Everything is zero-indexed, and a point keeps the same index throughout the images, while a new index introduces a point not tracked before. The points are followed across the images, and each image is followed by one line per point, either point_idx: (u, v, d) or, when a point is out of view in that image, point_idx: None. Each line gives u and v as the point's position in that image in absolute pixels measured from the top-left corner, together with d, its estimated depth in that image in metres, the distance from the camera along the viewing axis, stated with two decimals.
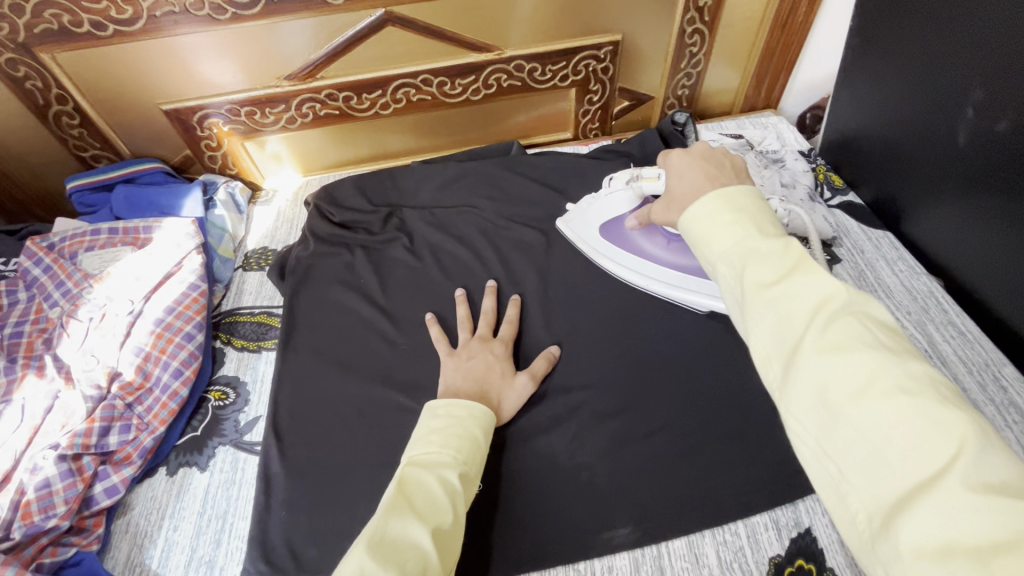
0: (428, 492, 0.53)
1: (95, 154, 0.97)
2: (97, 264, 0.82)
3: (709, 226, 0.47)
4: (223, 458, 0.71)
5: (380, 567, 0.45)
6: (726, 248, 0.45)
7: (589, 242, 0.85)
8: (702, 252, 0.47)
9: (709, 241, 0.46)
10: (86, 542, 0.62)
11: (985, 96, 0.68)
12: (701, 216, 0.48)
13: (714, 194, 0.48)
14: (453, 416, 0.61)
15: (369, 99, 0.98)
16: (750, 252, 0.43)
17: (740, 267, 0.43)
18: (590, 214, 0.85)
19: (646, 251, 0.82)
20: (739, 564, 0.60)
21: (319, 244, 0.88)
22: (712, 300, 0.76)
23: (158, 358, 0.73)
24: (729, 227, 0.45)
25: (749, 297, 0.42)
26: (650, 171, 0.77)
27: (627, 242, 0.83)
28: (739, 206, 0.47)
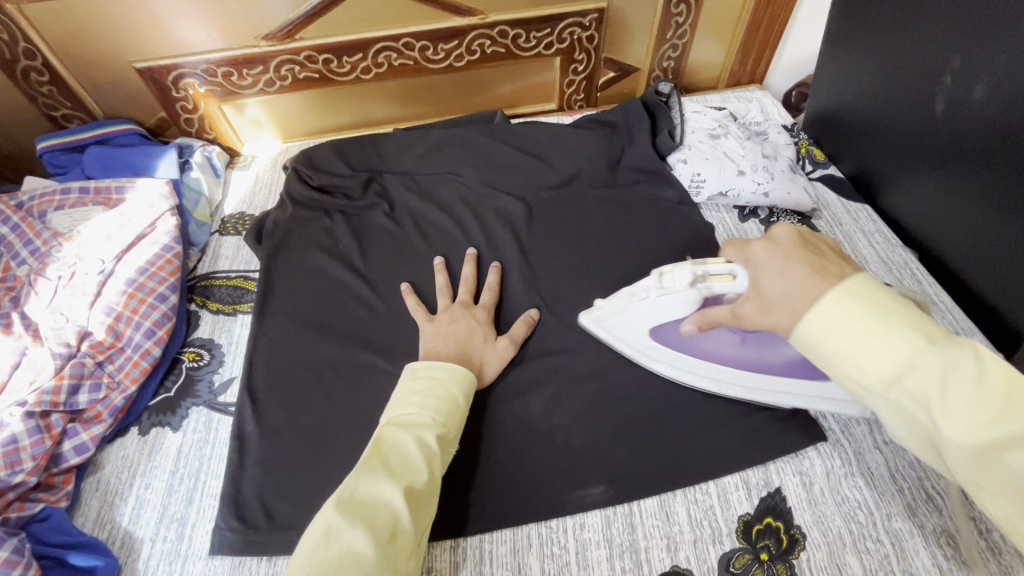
0: (403, 450, 0.54)
1: (66, 114, 0.95)
2: (66, 223, 0.80)
3: (851, 341, 0.42)
4: (196, 418, 0.70)
5: (348, 524, 0.47)
6: (891, 371, 0.41)
7: (636, 346, 0.69)
8: (850, 372, 0.43)
9: (859, 363, 0.42)
10: (55, 498, 0.61)
11: (963, 64, 0.69)
12: (834, 327, 0.43)
13: (836, 293, 0.44)
14: (434, 377, 0.61)
15: (350, 62, 0.96)
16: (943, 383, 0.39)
17: (932, 402, 0.39)
18: (632, 316, 0.67)
19: (715, 355, 0.66)
20: (708, 522, 0.61)
21: (297, 208, 0.87)
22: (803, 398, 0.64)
23: (130, 319, 0.72)
24: (881, 340, 0.41)
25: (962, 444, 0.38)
26: (717, 265, 0.57)
27: (685, 346, 0.67)
28: (883, 312, 0.42)
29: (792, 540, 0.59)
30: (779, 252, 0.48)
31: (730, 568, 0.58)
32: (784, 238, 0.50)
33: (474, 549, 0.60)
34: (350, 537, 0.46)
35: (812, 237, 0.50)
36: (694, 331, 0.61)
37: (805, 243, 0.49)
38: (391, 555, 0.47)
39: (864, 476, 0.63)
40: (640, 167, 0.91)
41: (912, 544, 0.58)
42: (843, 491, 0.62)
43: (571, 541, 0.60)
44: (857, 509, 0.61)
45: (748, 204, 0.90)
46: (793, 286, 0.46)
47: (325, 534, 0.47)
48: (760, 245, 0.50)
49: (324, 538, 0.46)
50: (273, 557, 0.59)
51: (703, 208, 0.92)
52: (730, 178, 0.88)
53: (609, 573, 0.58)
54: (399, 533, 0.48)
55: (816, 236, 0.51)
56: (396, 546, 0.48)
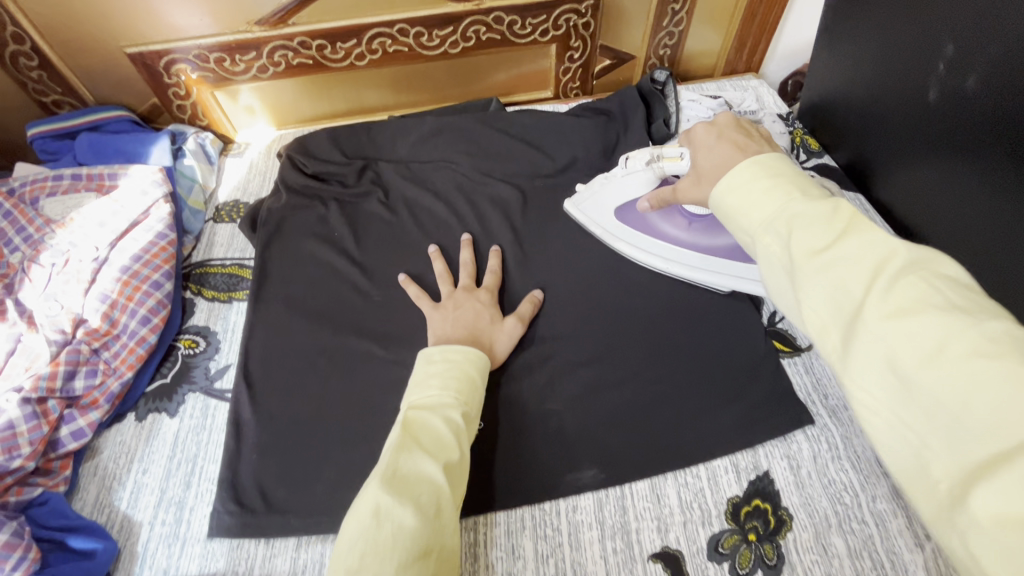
0: (434, 431, 0.54)
1: (57, 100, 0.94)
2: (59, 209, 0.80)
3: (746, 195, 0.48)
4: (192, 404, 0.70)
5: (397, 502, 0.47)
6: (767, 215, 0.46)
7: (601, 225, 0.81)
8: (740, 221, 0.48)
9: (746, 211, 0.48)
10: (53, 483, 0.62)
11: (955, 51, 0.69)
12: (736, 186, 0.49)
13: (747, 162, 0.49)
14: (449, 360, 0.62)
15: (344, 48, 0.95)
16: (795, 219, 0.44)
17: (785, 235, 0.44)
18: (604, 197, 0.81)
19: (666, 232, 0.79)
20: (698, 504, 0.62)
21: (292, 196, 0.87)
22: (734, 279, 0.75)
23: (125, 306, 0.72)
24: (766, 192, 0.47)
25: (797, 263, 0.42)
26: (671, 150, 0.71)
27: (643, 224, 0.80)
28: (775, 172, 0.48)
29: (779, 521, 0.60)
30: (717, 134, 0.58)
31: (720, 548, 0.59)
32: (724, 124, 0.59)
33: (468, 531, 0.61)
34: (400, 514, 0.46)
35: (751, 128, 0.59)
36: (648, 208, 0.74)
37: (738, 129, 0.58)
38: (438, 529, 0.48)
39: (850, 459, 0.64)
40: None
41: (896, 525, 0.59)
42: (830, 474, 0.63)
43: (564, 523, 0.61)
44: (843, 491, 0.62)
45: None
46: (721, 155, 0.54)
47: (374, 514, 0.46)
48: (703, 129, 0.60)
49: (374, 518, 0.46)
50: (270, 539, 0.60)
51: None
52: None
53: (601, 553, 0.59)
54: (443, 509, 0.49)
55: (755, 128, 0.59)
56: (442, 521, 0.48)
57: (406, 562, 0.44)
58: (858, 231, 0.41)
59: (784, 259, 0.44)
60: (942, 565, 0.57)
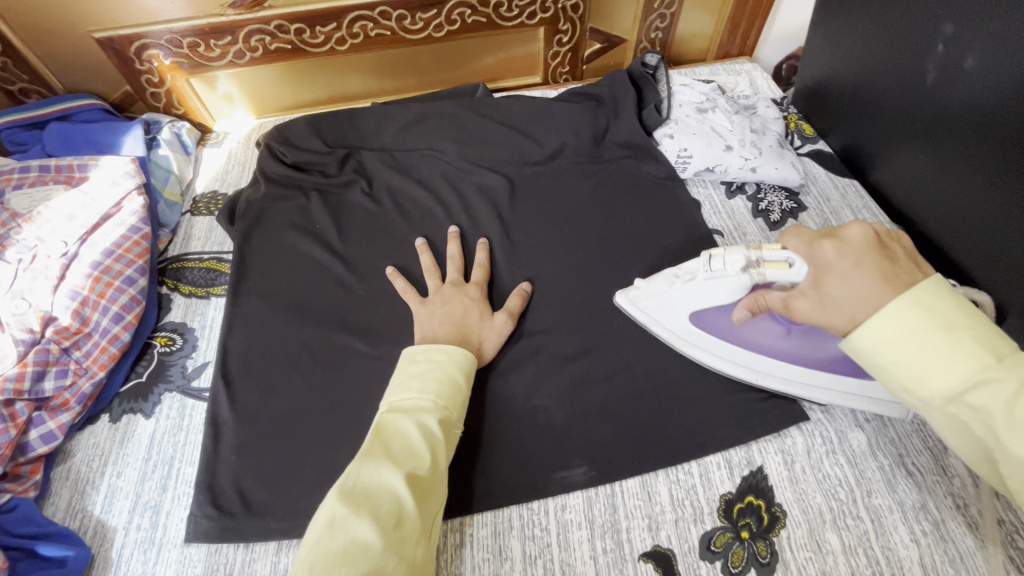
0: (404, 437, 0.52)
1: (23, 88, 0.90)
2: (26, 203, 0.76)
3: (914, 353, 0.44)
4: (169, 404, 0.68)
5: (353, 513, 0.46)
6: (954, 384, 0.42)
7: (671, 328, 0.66)
8: (910, 383, 0.44)
9: (922, 377, 0.44)
10: (22, 488, 0.59)
11: (954, 31, 0.66)
12: (897, 340, 0.44)
13: (902, 307, 0.44)
14: (433, 360, 0.60)
15: (323, 32, 0.91)
16: (1001, 396, 0.41)
17: (989, 414, 0.41)
18: (676, 297, 0.64)
19: (755, 342, 0.63)
20: (690, 501, 0.61)
21: (272, 186, 0.84)
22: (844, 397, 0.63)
23: (97, 303, 0.69)
24: (950, 355, 0.43)
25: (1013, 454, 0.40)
26: (773, 251, 0.54)
27: (725, 332, 0.64)
28: (947, 322, 0.43)
29: (772, 518, 0.59)
30: (850, 257, 0.48)
31: (712, 546, 0.58)
32: (857, 243, 0.48)
33: (454, 532, 0.59)
34: (354, 526, 0.45)
35: (887, 239, 0.49)
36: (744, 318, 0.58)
37: (878, 249, 0.48)
38: (398, 541, 0.46)
39: (846, 453, 0.63)
40: (626, 142, 0.89)
41: (891, 520, 0.58)
42: (824, 469, 0.62)
43: (553, 522, 0.60)
44: (838, 486, 0.61)
45: (735, 180, 0.88)
46: (859, 292, 0.46)
47: (329, 524, 0.45)
48: (831, 245, 0.49)
49: (328, 529, 0.45)
50: (250, 543, 0.58)
51: (689, 184, 0.89)
52: (717, 153, 0.86)
53: (590, 553, 0.58)
54: (404, 519, 0.47)
55: (890, 237, 0.49)
56: (402, 532, 0.46)
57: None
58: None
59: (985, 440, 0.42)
60: (938, 561, 0.55)
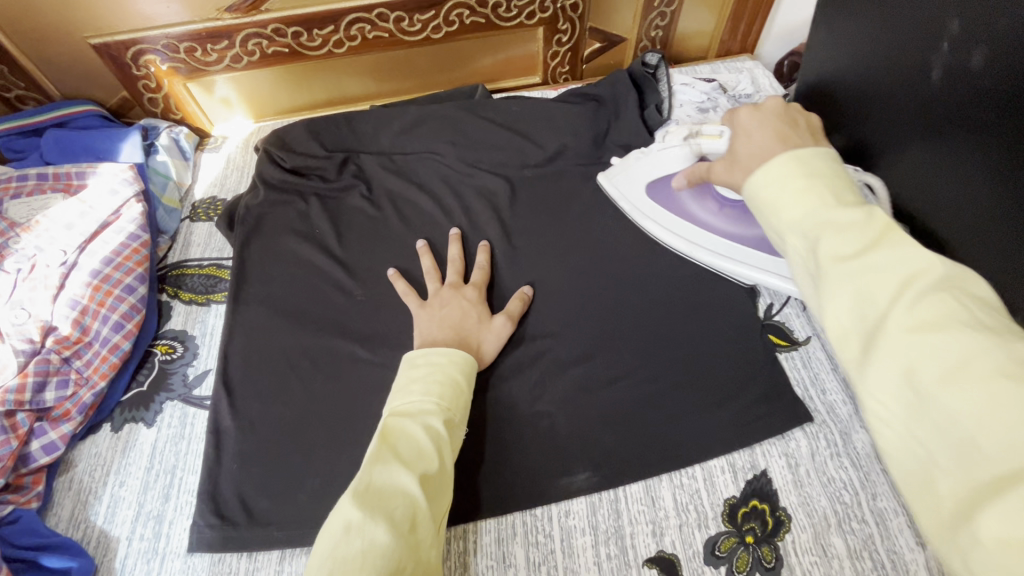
0: (413, 440, 0.52)
1: (21, 95, 0.90)
2: (24, 212, 0.76)
3: (781, 193, 0.44)
4: (170, 413, 0.68)
5: (369, 518, 0.45)
6: (796, 215, 0.42)
7: (632, 202, 0.79)
8: (770, 217, 0.45)
9: (776, 208, 0.44)
10: (25, 500, 0.59)
11: (959, 27, 0.65)
12: (770, 180, 0.45)
13: (787, 157, 0.45)
14: (433, 364, 0.59)
15: (321, 35, 0.91)
16: (825, 221, 0.40)
17: (812, 238, 0.40)
18: (636, 172, 0.80)
19: (696, 216, 0.77)
20: (694, 507, 0.60)
21: (271, 192, 0.84)
22: (761, 271, 0.71)
23: (96, 312, 0.69)
24: (799, 191, 0.43)
25: (820, 269, 0.39)
26: (711, 127, 0.68)
27: (675, 204, 0.78)
28: (812, 169, 0.44)
29: (777, 522, 0.59)
30: (759, 118, 0.53)
31: (716, 551, 0.57)
32: (770, 110, 0.54)
33: (457, 539, 0.59)
34: (372, 530, 0.44)
35: (797, 116, 0.54)
36: (683, 184, 0.70)
37: (786, 116, 0.53)
38: (413, 544, 0.46)
39: (850, 456, 0.63)
40: (627, 143, 0.88)
41: (896, 523, 0.58)
42: (829, 472, 0.62)
43: (556, 528, 0.59)
44: (842, 489, 0.60)
45: None
46: (758, 142, 0.51)
47: (346, 530, 0.45)
48: (747, 111, 0.55)
49: (345, 534, 0.44)
50: (253, 552, 0.58)
51: None
52: None
53: (594, 559, 0.57)
54: (419, 522, 0.47)
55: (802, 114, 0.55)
56: (417, 535, 0.46)
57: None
58: (895, 239, 0.37)
59: (810, 263, 0.41)
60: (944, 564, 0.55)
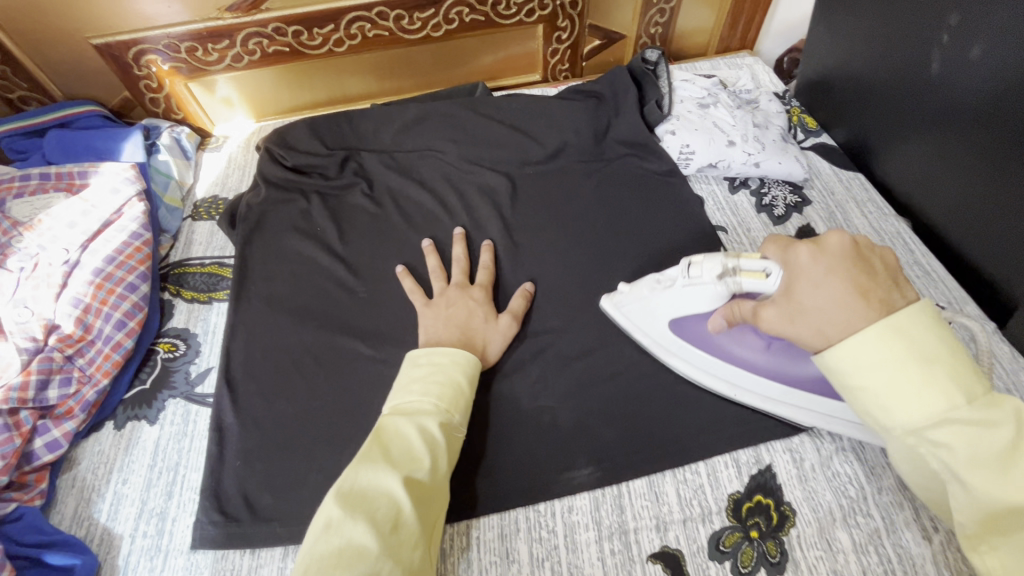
0: (404, 440, 0.52)
1: (22, 96, 0.90)
2: (27, 211, 0.76)
3: (895, 386, 0.42)
4: (173, 410, 0.68)
5: (349, 516, 0.45)
6: (922, 419, 0.41)
7: (652, 335, 0.66)
8: (882, 411, 0.43)
9: (887, 408, 0.43)
10: (28, 497, 0.59)
11: (959, 20, 0.65)
12: (877, 369, 0.43)
13: (884, 330, 0.43)
14: (434, 364, 0.59)
15: (321, 34, 0.91)
16: (972, 441, 0.40)
17: (948, 453, 0.40)
18: (654, 304, 0.64)
19: (734, 353, 0.63)
20: (698, 501, 0.60)
21: (271, 190, 0.84)
22: (823, 420, 0.61)
23: (99, 310, 0.69)
24: (922, 391, 0.41)
25: (972, 490, 0.40)
26: (751, 261, 0.53)
27: (706, 341, 0.63)
28: (928, 355, 0.42)
29: (781, 517, 0.58)
30: (823, 262, 0.47)
31: (720, 546, 0.57)
32: (836, 250, 0.47)
33: (461, 535, 0.59)
34: (351, 528, 0.45)
35: (868, 250, 0.47)
36: (722, 326, 0.58)
37: (858, 259, 0.46)
38: (393, 547, 0.45)
39: (855, 451, 0.62)
40: (628, 139, 0.88)
41: (902, 517, 0.57)
42: (833, 467, 0.61)
43: (559, 524, 0.59)
44: (848, 484, 0.60)
45: (740, 176, 0.87)
46: (828, 300, 0.45)
47: (325, 527, 0.45)
48: (806, 252, 0.48)
49: (324, 530, 0.45)
50: (256, 549, 0.58)
51: (692, 181, 0.89)
52: (720, 149, 0.84)
53: (598, 555, 0.57)
54: (401, 524, 0.46)
55: (872, 250, 0.48)
56: (397, 538, 0.45)
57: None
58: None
59: (948, 475, 0.41)
60: (951, 558, 0.55)
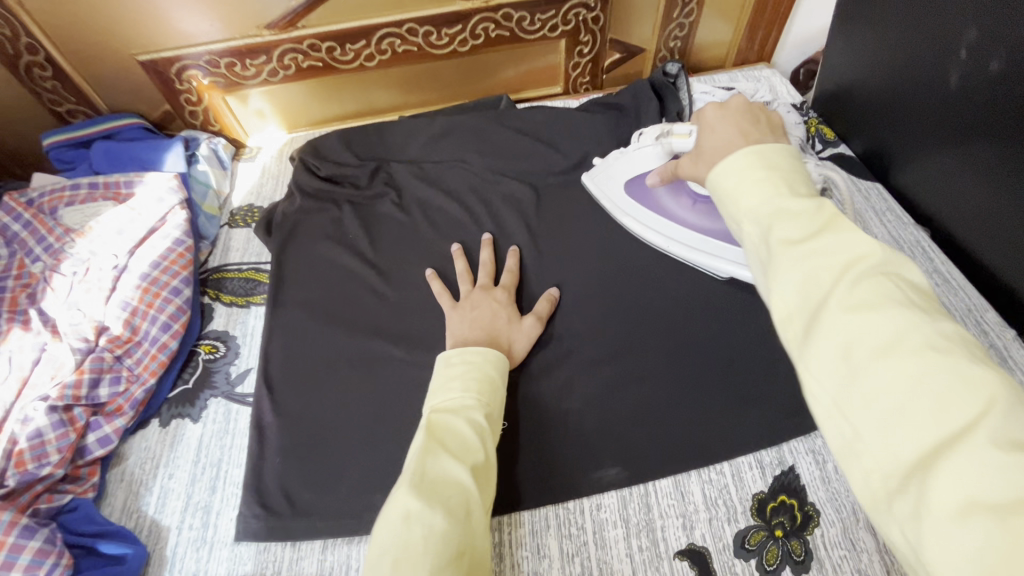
0: (458, 434, 0.54)
1: (70, 109, 0.95)
2: (78, 218, 0.80)
3: (740, 180, 0.45)
4: (215, 409, 0.71)
5: (427, 506, 0.47)
6: (754, 202, 0.43)
7: (612, 199, 0.83)
8: (728, 205, 0.45)
9: (732, 195, 0.45)
10: (81, 489, 0.63)
11: (978, 35, 0.67)
12: (730, 168, 0.46)
13: (747, 149, 0.46)
14: (469, 362, 0.61)
15: (353, 49, 0.95)
16: (780, 211, 0.42)
17: (765, 224, 0.42)
18: (616, 170, 0.83)
19: (672, 212, 0.80)
20: (723, 501, 0.62)
21: (306, 199, 0.87)
22: (734, 265, 0.74)
23: (146, 313, 0.72)
24: (756, 180, 0.44)
25: (775, 253, 0.41)
26: (681, 126, 0.68)
27: (651, 202, 0.81)
28: (770, 161, 0.45)
29: (806, 517, 0.60)
30: (721, 115, 0.54)
31: (746, 545, 0.59)
32: (733, 108, 0.55)
33: (493, 530, 0.61)
34: (430, 517, 0.46)
35: (762, 114, 0.54)
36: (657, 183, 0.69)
37: (749, 115, 0.53)
38: (470, 531, 0.47)
39: None
40: None
41: None
42: None
43: (588, 521, 0.61)
44: None
45: None
46: (725, 141, 0.51)
47: (405, 518, 0.46)
48: (710, 108, 0.56)
49: (405, 521, 0.46)
50: (297, 542, 0.61)
51: None
52: None
53: (626, 551, 0.59)
54: (473, 510, 0.49)
55: (765, 114, 0.55)
56: (473, 523, 0.48)
57: (440, 565, 0.43)
58: (840, 226, 0.40)
59: (761, 249, 0.42)
60: None
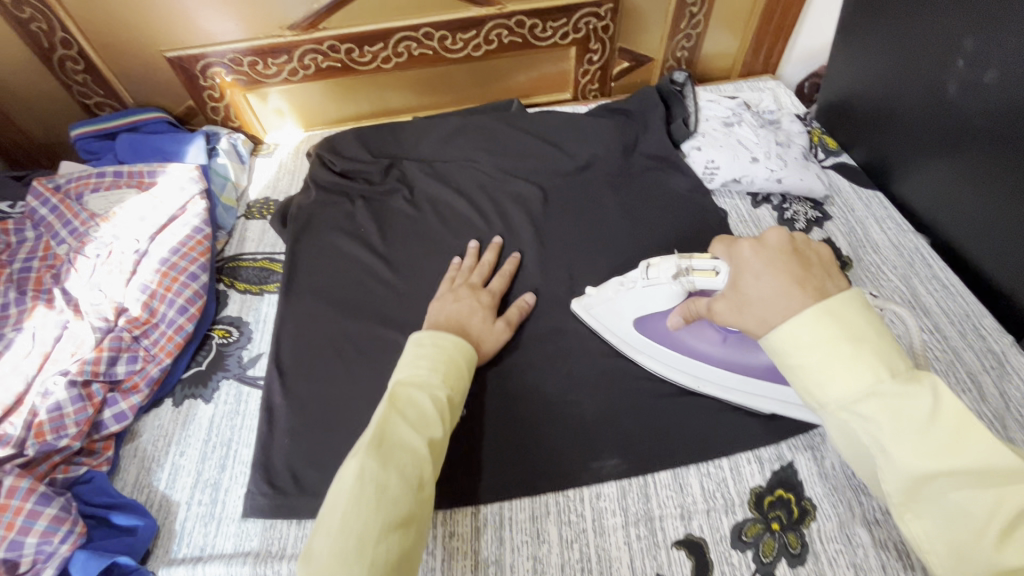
0: (420, 407, 0.54)
1: (98, 102, 0.99)
2: (103, 205, 0.83)
3: (826, 365, 0.43)
4: (227, 391, 0.73)
5: (381, 471, 0.48)
6: (853, 396, 0.42)
7: (622, 335, 0.71)
8: (814, 391, 0.44)
9: (820, 381, 0.44)
10: (96, 463, 0.65)
11: (973, 45, 0.70)
12: (808, 344, 0.44)
13: (817, 313, 0.44)
14: (438, 344, 0.61)
15: (371, 52, 0.98)
16: (893, 410, 0.41)
17: (878, 432, 0.41)
18: (620, 306, 0.70)
19: (697, 350, 0.68)
20: (721, 493, 0.63)
21: (321, 193, 0.90)
22: (781, 405, 0.65)
23: (164, 295, 0.75)
24: (851, 365, 0.42)
25: (904, 471, 0.40)
26: (702, 261, 0.59)
27: (669, 338, 0.69)
28: (857, 335, 0.43)
29: (802, 511, 0.61)
30: (763, 256, 0.50)
31: (743, 536, 0.60)
32: (775, 245, 0.50)
33: (495, 516, 0.62)
34: (384, 480, 0.47)
35: (803, 246, 0.51)
36: (679, 323, 0.64)
37: (794, 253, 0.50)
38: (420, 502, 0.49)
39: None
40: (654, 154, 0.93)
41: None
42: None
43: (588, 509, 0.62)
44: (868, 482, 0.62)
45: (761, 190, 0.90)
46: (769, 288, 0.48)
47: (359, 480, 0.47)
48: (747, 245, 0.52)
49: (358, 483, 0.46)
50: (303, 520, 0.62)
51: (715, 194, 0.93)
52: (743, 164, 0.89)
53: (624, 539, 0.60)
54: (425, 483, 0.50)
55: (809, 247, 0.51)
56: (423, 495, 0.49)
57: (389, 527, 0.45)
58: (971, 439, 0.39)
59: (879, 456, 0.42)
60: None
